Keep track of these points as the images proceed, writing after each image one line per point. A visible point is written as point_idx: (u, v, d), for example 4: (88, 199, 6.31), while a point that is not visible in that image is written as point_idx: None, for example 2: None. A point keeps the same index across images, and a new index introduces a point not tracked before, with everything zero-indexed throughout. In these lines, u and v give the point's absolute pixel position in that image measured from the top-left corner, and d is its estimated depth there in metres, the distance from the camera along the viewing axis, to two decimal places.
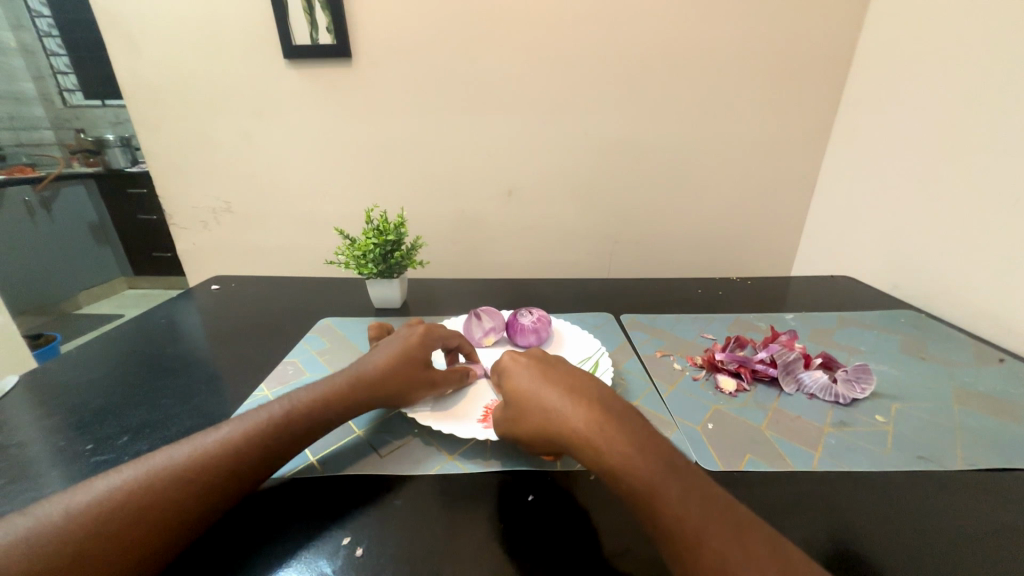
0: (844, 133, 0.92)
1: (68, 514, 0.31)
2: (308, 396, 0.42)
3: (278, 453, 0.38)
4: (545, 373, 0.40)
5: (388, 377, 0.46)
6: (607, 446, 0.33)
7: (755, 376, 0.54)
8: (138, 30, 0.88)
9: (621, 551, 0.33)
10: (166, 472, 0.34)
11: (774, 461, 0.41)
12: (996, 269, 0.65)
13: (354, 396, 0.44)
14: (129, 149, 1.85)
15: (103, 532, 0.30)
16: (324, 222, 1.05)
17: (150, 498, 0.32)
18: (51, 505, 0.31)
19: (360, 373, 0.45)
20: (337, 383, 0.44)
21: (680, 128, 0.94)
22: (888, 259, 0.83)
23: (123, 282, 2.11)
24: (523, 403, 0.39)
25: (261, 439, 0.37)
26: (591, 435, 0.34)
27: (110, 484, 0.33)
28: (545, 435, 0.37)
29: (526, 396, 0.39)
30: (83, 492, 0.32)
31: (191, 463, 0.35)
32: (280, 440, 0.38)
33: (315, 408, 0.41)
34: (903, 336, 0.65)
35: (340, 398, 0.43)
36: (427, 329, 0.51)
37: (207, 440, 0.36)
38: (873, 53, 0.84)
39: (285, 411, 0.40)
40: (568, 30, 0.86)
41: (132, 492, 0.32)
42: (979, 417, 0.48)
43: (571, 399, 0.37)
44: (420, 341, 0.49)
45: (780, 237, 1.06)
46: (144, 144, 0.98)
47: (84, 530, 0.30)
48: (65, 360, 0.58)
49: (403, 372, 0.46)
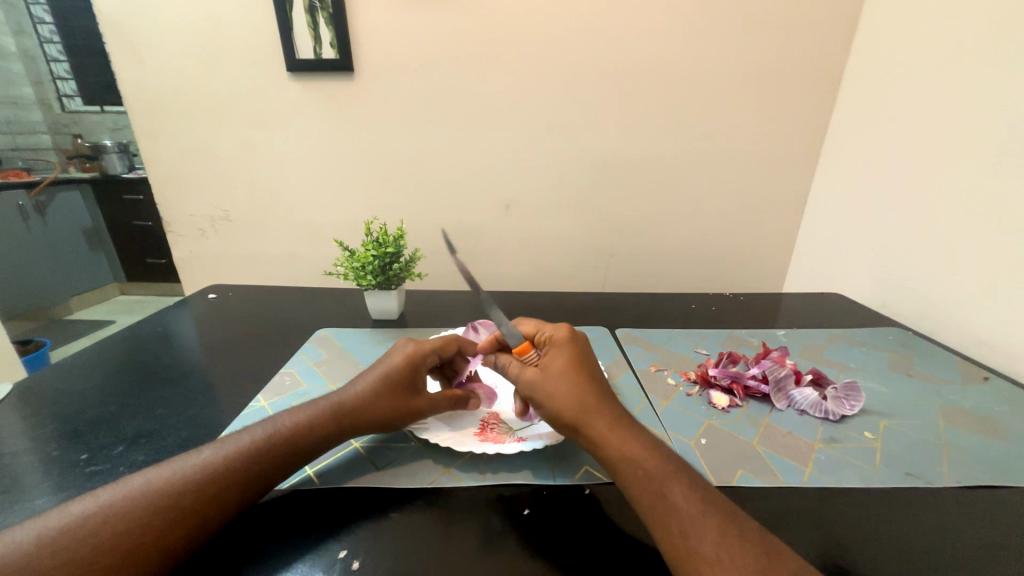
0: (832, 153, 0.95)
1: (41, 540, 0.31)
2: (291, 420, 0.41)
3: (260, 476, 0.37)
4: (574, 359, 0.43)
5: (369, 405, 0.44)
6: (621, 438, 0.37)
7: (747, 392, 0.55)
8: (144, 40, 0.90)
9: (617, 563, 0.33)
10: (143, 497, 0.34)
11: (765, 476, 0.42)
12: (982, 291, 0.67)
13: (334, 422, 0.43)
14: (127, 155, 1.84)
15: (76, 558, 0.30)
16: (322, 232, 1.05)
17: (124, 523, 0.32)
18: (25, 531, 0.31)
19: (343, 399, 0.44)
20: (322, 407, 0.43)
21: (674, 146, 0.97)
22: (879, 278, 0.85)
23: (116, 289, 2.04)
24: (559, 378, 0.41)
25: (243, 461, 0.37)
26: (610, 426, 0.38)
27: (86, 509, 0.33)
28: (566, 412, 0.40)
29: (565, 374, 0.42)
30: (59, 515, 0.33)
31: (167, 486, 0.35)
32: (263, 464, 0.38)
33: (298, 432, 0.41)
34: (890, 354, 0.66)
35: (322, 424, 0.42)
36: (414, 347, 0.49)
37: (187, 464, 0.36)
38: (861, 79, 0.88)
39: (267, 435, 0.40)
40: (568, 49, 0.89)
41: (107, 518, 0.32)
42: (964, 434, 0.49)
43: (596, 393, 0.41)
44: (406, 361, 0.47)
45: (773, 254, 1.08)
46: (144, 151, 0.98)
47: (57, 556, 0.30)
48: (57, 369, 0.58)
49: (383, 400, 0.45)
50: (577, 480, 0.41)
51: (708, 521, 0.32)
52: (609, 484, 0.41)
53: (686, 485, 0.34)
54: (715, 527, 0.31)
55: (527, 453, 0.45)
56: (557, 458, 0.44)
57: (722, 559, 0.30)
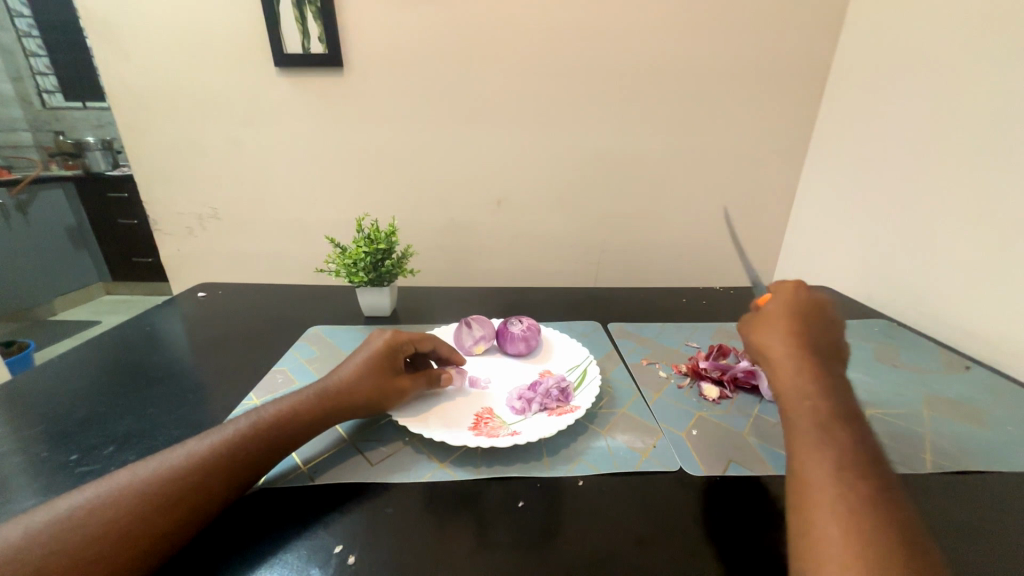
0: (820, 149, 0.96)
1: (27, 533, 0.30)
2: (275, 408, 0.42)
3: (250, 465, 0.37)
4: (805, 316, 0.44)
5: (350, 389, 0.45)
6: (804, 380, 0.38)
7: (737, 383, 0.56)
8: (127, 35, 0.88)
9: (612, 553, 0.34)
10: (134, 487, 0.33)
11: (755, 465, 0.43)
12: (965, 283, 0.68)
13: (320, 407, 0.43)
14: (111, 152, 1.77)
15: (65, 548, 0.30)
16: (312, 229, 1.04)
17: (114, 512, 0.32)
18: (10, 525, 0.31)
19: (328, 385, 0.45)
20: (306, 394, 0.44)
21: (665, 142, 0.97)
22: (866, 271, 0.86)
23: (100, 289, 1.96)
24: (775, 322, 0.44)
25: (231, 449, 0.37)
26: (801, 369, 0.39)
27: (73, 502, 0.32)
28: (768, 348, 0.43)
29: (784, 321, 0.44)
30: (46, 511, 0.32)
31: (160, 477, 0.34)
32: (252, 453, 0.38)
33: (281, 420, 0.41)
34: (877, 345, 0.68)
35: (308, 409, 0.43)
36: (392, 337, 0.51)
37: (177, 455, 0.36)
38: (848, 75, 0.89)
39: (252, 424, 0.40)
40: (558, 45, 0.89)
41: (96, 509, 0.32)
42: (946, 422, 0.50)
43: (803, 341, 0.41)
44: (387, 349, 0.49)
45: (762, 248, 1.09)
46: (129, 148, 0.97)
47: (45, 546, 0.30)
48: (44, 370, 0.57)
49: (364, 383, 0.46)
50: (571, 473, 0.42)
51: (836, 455, 0.33)
52: (602, 476, 0.41)
53: (843, 421, 0.35)
54: (840, 460, 0.32)
55: (522, 446, 0.45)
56: (550, 451, 0.44)
57: (843, 495, 0.30)
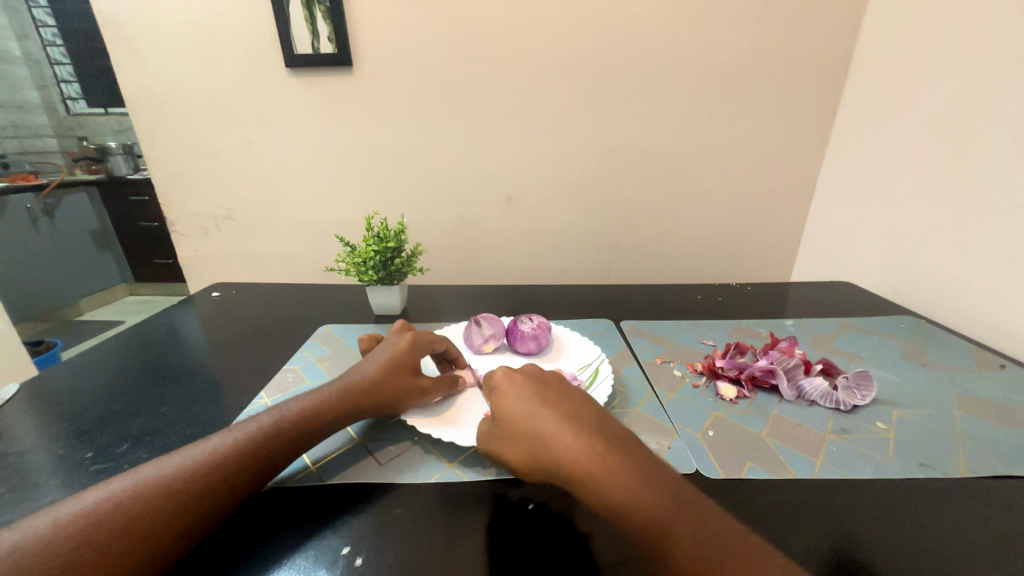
0: (841, 139, 0.93)
1: (57, 526, 0.31)
2: (298, 406, 0.42)
3: (270, 462, 0.37)
4: (540, 395, 0.40)
5: (380, 383, 0.46)
6: (602, 473, 0.33)
7: (755, 383, 0.54)
8: (141, 39, 0.89)
9: (625, 561, 0.33)
10: (158, 482, 0.34)
11: (775, 469, 0.41)
12: (996, 276, 0.65)
13: (342, 404, 0.44)
14: (131, 156, 1.84)
15: (91, 543, 0.30)
16: (323, 228, 1.05)
17: (139, 507, 0.32)
18: (40, 518, 0.31)
19: (349, 383, 0.45)
20: (328, 391, 0.44)
21: (677, 135, 0.95)
22: (889, 266, 0.83)
23: (123, 289, 2.10)
24: (523, 419, 0.38)
25: (252, 447, 0.37)
26: (590, 463, 0.34)
27: (99, 496, 0.33)
28: (535, 455, 0.37)
29: (528, 415, 0.38)
30: (73, 503, 0.32)
31: (180, 473, 0.34)
32: (272, 451, 0.38)
33: (303, 418, 0.41)
34: (902, 342, 0.65)
35: (329, 406, 0.43)
36: (415, 334, 0.52)
37: (198, 451, 0.36)
38: (870, 62, 0.85)
39: (275, 421, 0.40)
40: (566, 37, 0.87)
41: (121, 503, 0.32)
42: (980, 424, 0.48)
43: (565, 423, 0.37)
44: (408, 348, 0.50)
45: (779, 242, 1.06)
46: (146, 151, 0.99)
47: (73, 540, 0.30)
48: (64, 368, 0.58)
49: (394, 378, 0.47)
50: None
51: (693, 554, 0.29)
52: None
53: (669, 501, 0.31)
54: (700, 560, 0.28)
55: None
56: None
57: None
